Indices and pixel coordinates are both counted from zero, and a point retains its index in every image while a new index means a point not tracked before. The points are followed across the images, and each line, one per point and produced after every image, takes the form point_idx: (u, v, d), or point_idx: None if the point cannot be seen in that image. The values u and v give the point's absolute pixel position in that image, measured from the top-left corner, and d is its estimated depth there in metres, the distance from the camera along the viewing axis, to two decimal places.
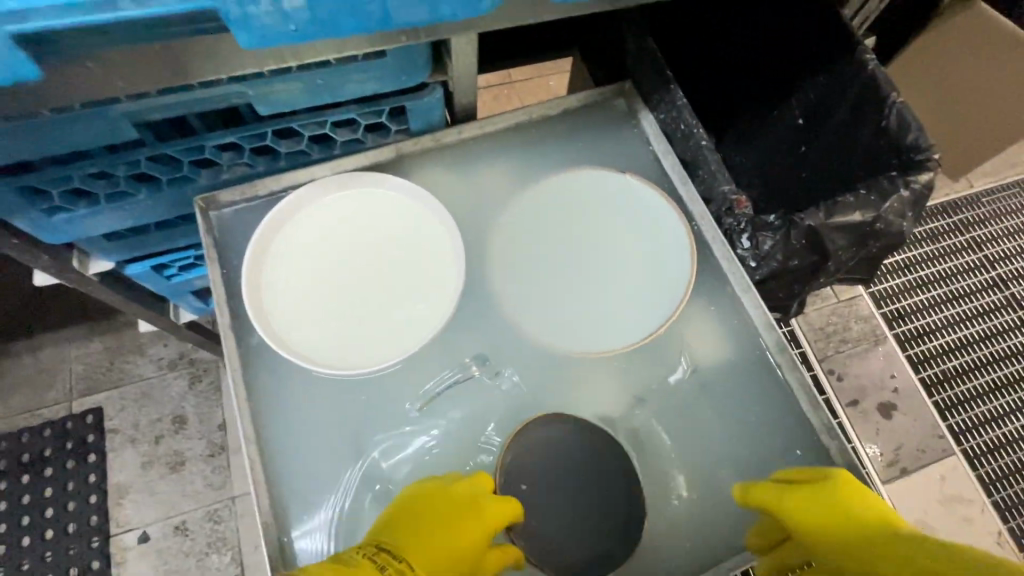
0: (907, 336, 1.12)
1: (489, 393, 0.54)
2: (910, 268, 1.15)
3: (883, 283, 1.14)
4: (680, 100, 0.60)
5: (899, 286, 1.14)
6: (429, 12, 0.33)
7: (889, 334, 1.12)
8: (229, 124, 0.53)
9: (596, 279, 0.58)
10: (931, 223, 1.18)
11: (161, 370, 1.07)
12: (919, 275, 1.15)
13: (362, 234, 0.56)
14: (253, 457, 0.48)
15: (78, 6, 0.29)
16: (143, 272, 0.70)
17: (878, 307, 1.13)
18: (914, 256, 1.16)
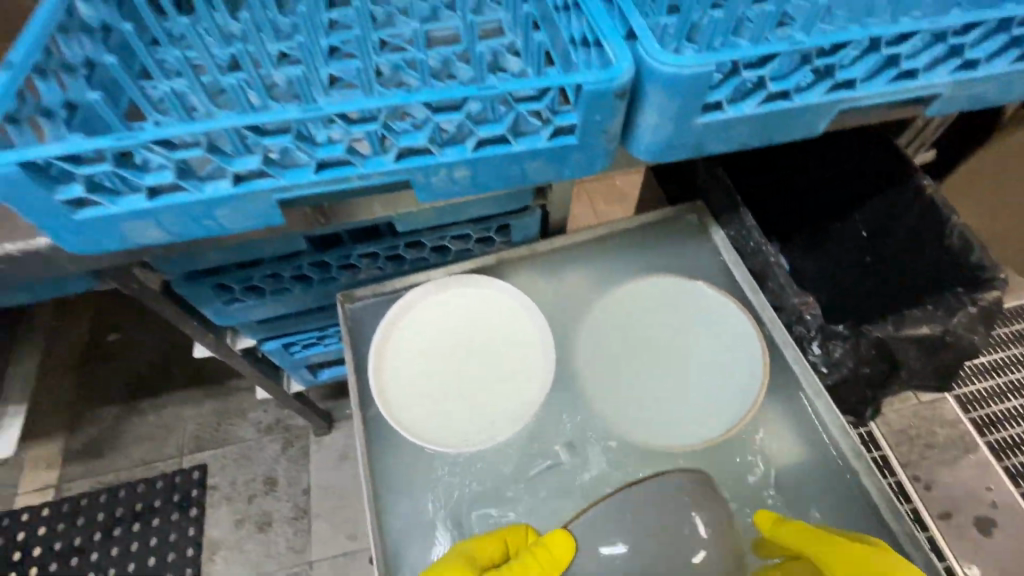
0: (1000, 446, 1.06)
1: (576, 479, 0.59)
2: (998, 372, 1.11)
3: (968, 387, 1.10)
4: (750, 222, 0.69)
5: (987, 391, 1.10)
6: (555, 174, 0.43)
7: (979, 442, 1.06)
8: (370, 238, 0.65)
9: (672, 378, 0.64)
10: (1017, 326, 1.15)
11: (259, 433, 1.18)
12: (1008, 380, 1.11)
13: (467, 327, 0.65)
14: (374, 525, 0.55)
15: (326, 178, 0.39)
16: (275, 348, 0.81)
17: (965, 412, 1.09)
18: (1001, 359, 1.12)
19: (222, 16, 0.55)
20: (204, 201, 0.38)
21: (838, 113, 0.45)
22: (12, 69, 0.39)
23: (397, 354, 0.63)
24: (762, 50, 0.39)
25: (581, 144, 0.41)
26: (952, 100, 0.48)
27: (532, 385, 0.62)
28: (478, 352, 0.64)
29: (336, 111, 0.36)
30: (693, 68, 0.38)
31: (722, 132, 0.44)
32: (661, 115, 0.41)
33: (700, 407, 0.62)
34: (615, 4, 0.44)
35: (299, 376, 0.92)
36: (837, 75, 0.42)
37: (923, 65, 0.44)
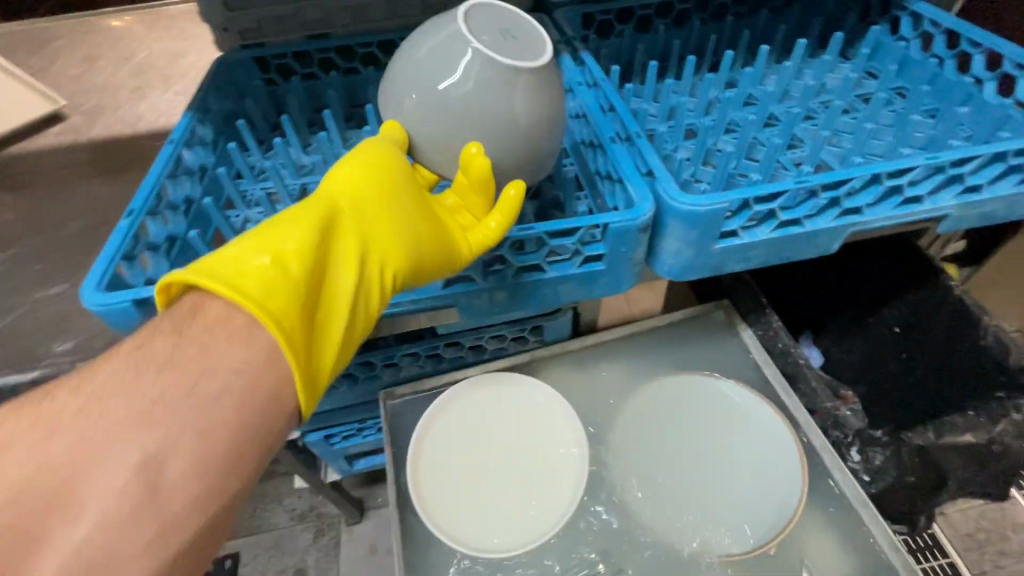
0: None
1: None
2: None
3: None
4: (775, 322, 0.71)
5: None
6: (585, 293, 0.47)
7: None
8: (412, 339, 0.70)
9: (706, 480, 0.63)
10: None
11: (292, 521, 1.19)
12: None
13: (503, 425, 0.67)
14: None
15: None
16: (317, 440, 0.84)
17: None
18: None
19: (296, 151, 0.65)
20: None
21: (849, 234, 0.49)
22: (132, 216, 0.47)
23: (437, 453, 0.64)
24: (770, 188, 0.44)
25: (608, 269, 0.46)
26: (962, 219, 0.50)
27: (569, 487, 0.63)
28: (514, 451, 0.66)
29: None
30: (707, 207, 0.43)
31: (740, 254, 0.48)
32: (680, 243, 0.46)
33: (738, 513, 0.61)
34: (635, 145, 0.50)
35: (336, 465, 0.94)
36: (844, 204, 0.46)
37: (926, 192, 0.47)
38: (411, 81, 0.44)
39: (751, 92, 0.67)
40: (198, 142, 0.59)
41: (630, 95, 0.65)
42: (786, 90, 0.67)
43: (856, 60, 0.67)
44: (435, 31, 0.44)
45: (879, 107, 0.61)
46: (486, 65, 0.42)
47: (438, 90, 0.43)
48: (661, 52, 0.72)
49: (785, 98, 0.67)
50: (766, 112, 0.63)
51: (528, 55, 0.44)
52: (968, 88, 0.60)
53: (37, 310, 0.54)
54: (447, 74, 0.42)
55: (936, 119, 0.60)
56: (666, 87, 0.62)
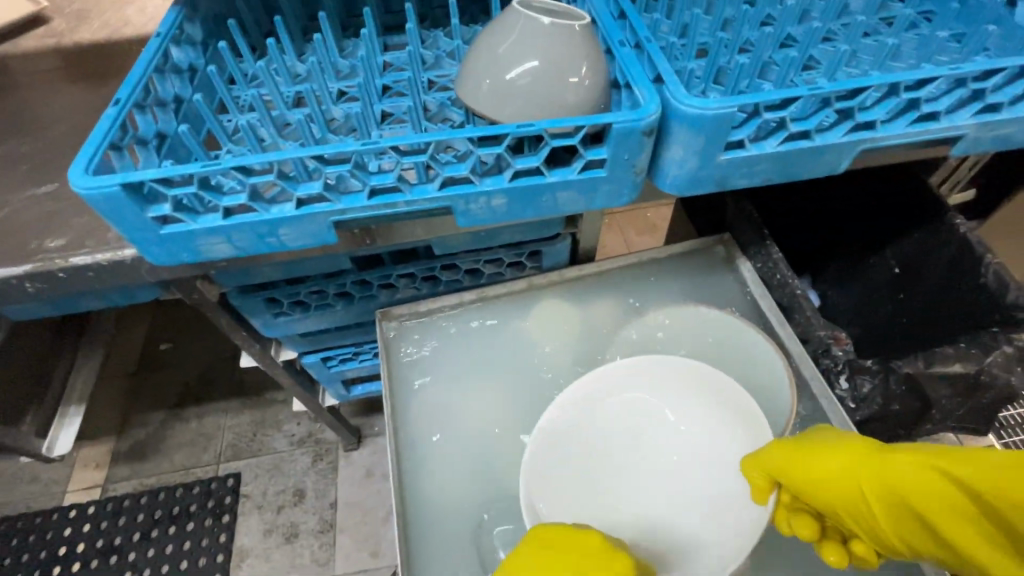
0: None
1: None
2: None
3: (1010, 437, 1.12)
4: (776, 254, 0.69)
5: None
6: (584, 205, 0.47)
7: None
8: (409, 259, 0.70)
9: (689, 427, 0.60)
10: None
11: (291, 445, 1.22)
12: None
13: (516, 366, 0.71)
14: (400, 531, 0.59)
15: (380, 200, 0.43)
16: (314, 362, 0.86)
17: None
18: None
19: (290, 58, 0.62)
20: (271, 222, 0.43)
21: (860, 152, 0.47)
22: (119, 105, 0.45)
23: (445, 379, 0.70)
24: (782, 94, 0.42)
25: (610, 177, 0.45)
26: (976, 141, 0.49)
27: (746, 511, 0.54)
28: (525, 394, 0.70)
29: (390, 145, 0.41)
30: (717, 110, 0.41)
31: (746, 168, 0.46)
32: (686, 151, 0.44)
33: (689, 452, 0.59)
34: (644, 50, 0.48)
35: (333, 390, 0.96)
36: (858, 117, 0.45)
37: (945, 108, 0.46)
38: (485, 68, 0.47)
39: (770, 12, 0.64)
40: (185, 40, 0.56)
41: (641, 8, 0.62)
42: (806, 10, 0.64)
43: None
44: (503, 33, 0.47)
45: (903, 28, 0.59)
46: (569, 30, 0.46)
47: (506, 79, 0.46)
48: None
49: (804, 20, 0.64)
50: (784, 31, 0.60)
51: (574, 18, 0.48)
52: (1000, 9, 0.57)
53: (31, 207, 0.53)
54: (538, 53, 0.45)
55: (962, 41, 0.57)
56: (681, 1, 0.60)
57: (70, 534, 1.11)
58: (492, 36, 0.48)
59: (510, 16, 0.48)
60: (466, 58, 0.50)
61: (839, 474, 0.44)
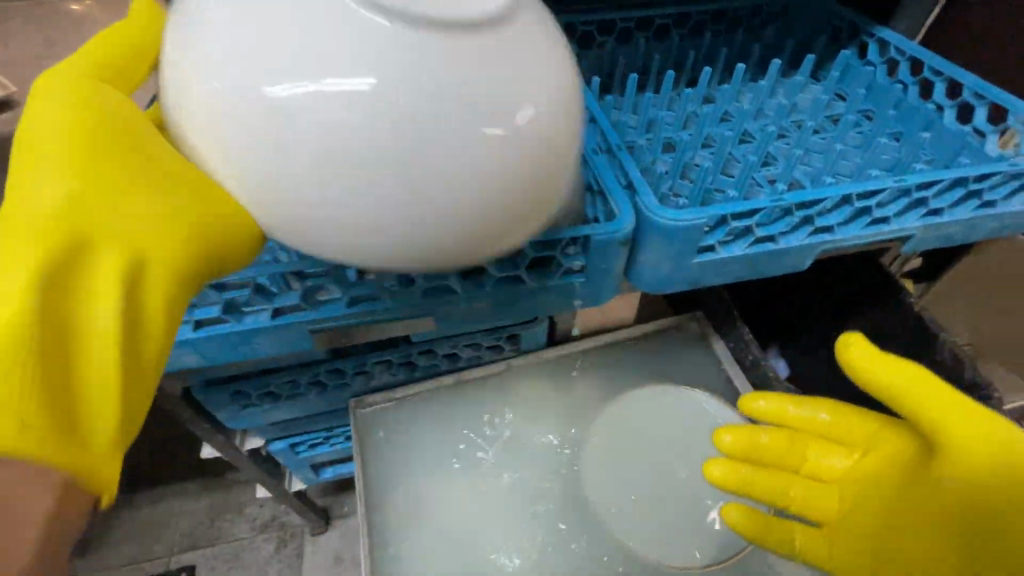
0: None
1: None
2: None
3: None
4: (746, 335, 0.71)
5: None
6: (564, 304, 0.48)
7: None
8: (385, 346, 0.68)
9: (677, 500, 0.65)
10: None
11: (253, 531, 1.14)
12: None
13: (500, 457, 0.69)
14: None
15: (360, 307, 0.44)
16: (282, 448, 0.82)
17: None
18: None
19: None
20: (244, 333, 0.42)
21: (821, 252, 0.50)
22: None
23: (427, 472, 0.68)
24: (746, 207, 0.45)
25: (588, 281, 0.46)
26: (923, 240, 0.53)
27: (530, 199, 0.33)
28: (508, 485, 0.67)
29: None
30: (687, 222, 0.43)
31: (718, 269, 0.48)
32: (660, 257, 0.46)
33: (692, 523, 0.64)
34: (616, 157, 0.51)
35: (301, 475, 0.92)
36: (816, 223, 0.48)
37: (893, 213, 0.50)
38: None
39: (728, 108, 0.69)
40: None
41: (609, 107, 0.66)
42: (760, 108, 0.69)
43: (827, 82, 0.70)
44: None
45: (848, 129, 0.64)
46: None
47: None
48: (641, 66, 0.72)
49: (759, 116, 0.69)
50: (742, 129, 0.65)
51: None
52: (931, 115, 0.63)
53: None
54: None
55: (900, 142, 0.63)
56: (646, 100, 0.64)
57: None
58: None
59: None
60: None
61: (932, 467, 0.39)
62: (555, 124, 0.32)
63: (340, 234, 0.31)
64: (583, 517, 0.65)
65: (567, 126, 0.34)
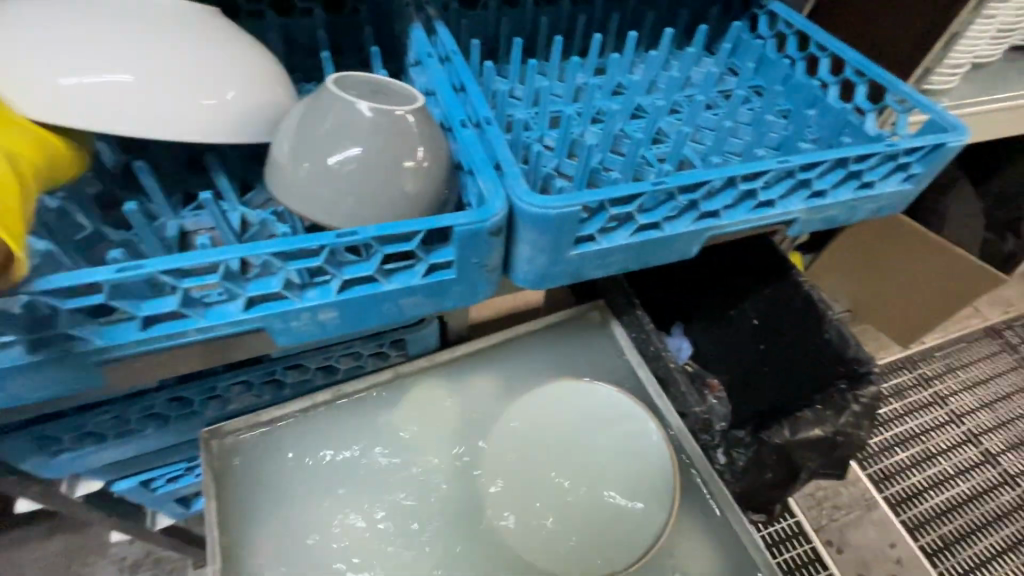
0: (898, 500, 1.13)
1: None
2: (902, 446, 1.19)
3: (876, 465, 1.17)
4: (648, 325, 0.70)
5: (894, 466, 1.17)
6: (437, 304, 0.39)
7: (896, 520, 1.11)
8: (241, 365, 0.57)
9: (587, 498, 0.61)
10: (907, 397, 1.25)
11: (120, 574, 0.94)
12: (912, 453, 1.19)
13: (391, 478, 0.61)
14: None
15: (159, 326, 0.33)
16: (130, 487, 0.68)
17: (879, 491, 1.14)
18: (902, 433, 1.21)
19: None
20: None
21: (707, 238, 0.47)
22: None
23: (304, 506, 0.58)
24: (626, 190, 0.40)
25: (460, 278, 0.38)
26: (807, 222, 0.51)
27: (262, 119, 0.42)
28: (403, 505, 0.59)
29: (157, 269, 0.31)
30: (559, 210, 0.37)
31: (598, 260, 0.43)
32: (534, 249, 0.40)
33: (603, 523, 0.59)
34: (487, 134, 0.43)
35: (166, 511, 0.78)
36: (701, 208, 0.44)
37: (778, 195, 0.47)
38: (298, 155, 0.39)
39: (620, 81, 0.64)
40: None
41: (491, 77, 0.58)
42: (653, 81, 0.64)
43: (718, 56, 0.66)
44: (319, 113, 0.39)
45: (739, 105, 0.61)
46: (400, 114, 0.39)
47: (324, 170, 0.38)
48: (529, 33, 0.65)
49: (652, 91, 0.64)
50: (633, 104, 0.60)
51: (409, 99, 0.42)
52: (815, 91, 0.61)
53: None
54: (363, 138, 0.38)
55: (788, 120, 0.61)
56: (531, 70, 0.56)
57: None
58: (307, 115, 0.39)
59: (325, 92, 0.40)
60: (279, 136, 0.41)
61: None
62: (257, 99, 0.42)
63: (188, 121, 0.38)
64: (485, 531, 0.59)
65: (272, 101, 0.43)
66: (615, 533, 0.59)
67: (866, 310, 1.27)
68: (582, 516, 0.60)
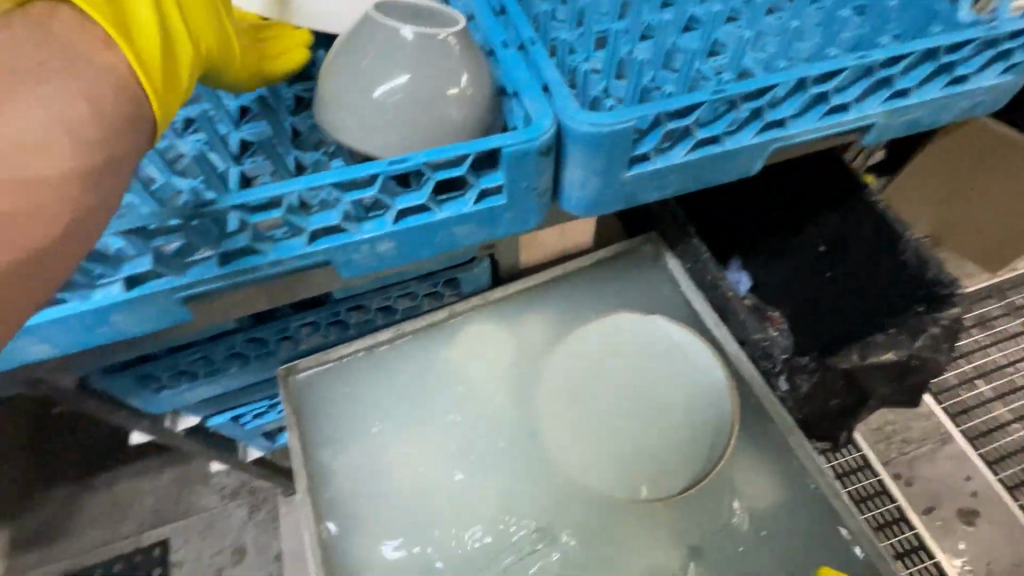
0: (976, 432, 1.08)
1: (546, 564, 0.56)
2: (984, 378, 1.12)
3: (953, 398, 1.11)
4: (704, 253, 0.67)
5: (974, 398, 1.11)
6: (489, 233, 0.40)
7: (973, 452, 1.06)
8: (308, 307, 0.61)
9: (643, 433, 0.60)
10: (990, 327, 1.17)
11: (222, 500, 1.06)
12: (995, 385, 1.12)
13: (450, 413, 0.64)
14: None
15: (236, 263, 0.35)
16: (223, 422, 0.76)
17: (956, 424, 1.09)
18: (984, 365, 1.13)
19: None
20: (94, 310, 0.34)
21: (772, 151, 0.44)
22: None
23: (373, 440, 0.62)
24: (683, 101, 0.37)
25: (511, 203, 0.38)
26: (886, 128, 0.46)
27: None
28: (465, 435, 0.62)
29: (231, 203, 0.32)
30: (612, 125, 0.36)
31: (654, 181, 0.41)
32: (587, 172, 0.39)
33: (659, 455, 0.59)
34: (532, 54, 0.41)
35: (256, 444, 0.87)
36: (766, 117, 0.41)
37: (853, 98, 0.43)
38: (346, 91, 0.39)
39: None
40: None
41: None
42: None
43: None
44: (362, 44, 0.39)
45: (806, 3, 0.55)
46: (443, 37, 0.38)
47: (371, 103, 0.38)
48: None
49: None
50: (685, 14, 0.55)
51: (451, 22, 0.40)
52: None
53: None
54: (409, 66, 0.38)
55: (863, 15, 0.54)
56: None
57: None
58: (350, 49, 0.39)
59: (365, 23, 0.40)
60: (323, 75, 0.41)
61: None
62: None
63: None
64: (541, 458, 0.61)
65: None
66: (673, 463, 0.59)
67: (943, 234, 1.16)
68: (640, 452, 0.59)
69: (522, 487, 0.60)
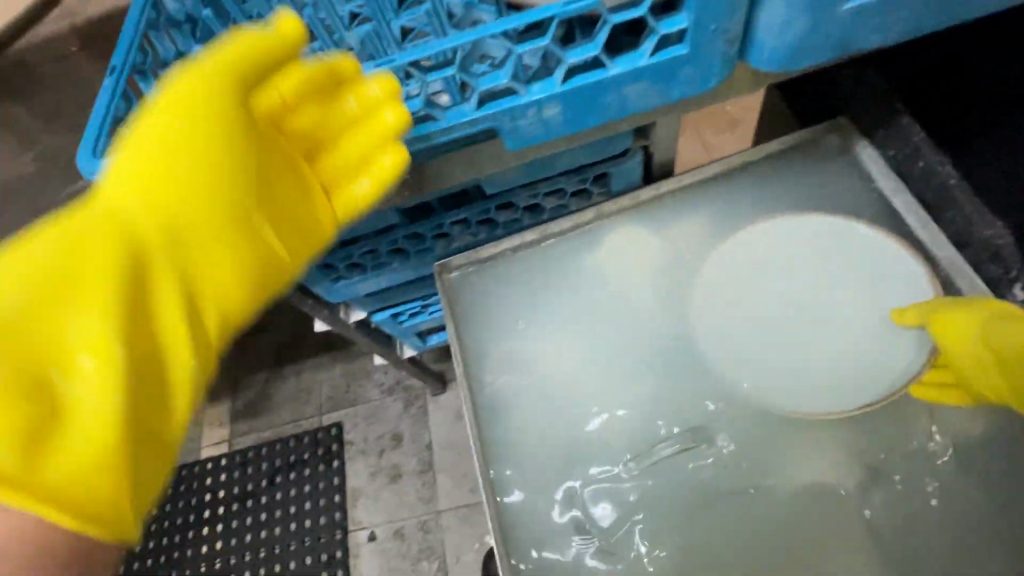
0: None
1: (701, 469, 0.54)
2: None
3: None
4: (916, 134, 0.54)
5: None
6: (662, 95, 0.36)
7: None
8: (461, 204, 0.62)
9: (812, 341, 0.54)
10: None
11: (382, 394, 1.20)
12: None
13: (598, 313, 0.61)
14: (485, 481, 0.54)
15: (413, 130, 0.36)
16: (384, 318, 0.84)
17: None
18: None
19: None
20: (296, 178, 0.38)
21: None
22: (115, 74, 0.39)
23: (520, 334, 0.62)
24: None
25: (693, 54, 0.34)
26: None
27: None
28: (612, 336, 0.60)
29: (409, 61, 0.33)
30: None
31: (880, 16, 0.33)
32: (791, 7, 0.32)
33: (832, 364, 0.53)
34: None
35: (408, 342, 0.95)
36: None
37: None
38: None
39: None
40: None
41: None
42: None
43: None
44: None
45: None
46: None
47: None
48: None
49: None
50: None
51: None
52: None
53: None
54: None
55: None
56: None
57: (202, 495, 1.15)
58: None
59: None
60: None
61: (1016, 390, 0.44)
62: None
63: None
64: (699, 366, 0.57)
65: None
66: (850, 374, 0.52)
67: None
68: (808, 361, 0.53)
69: (677, 391, 0.57)
